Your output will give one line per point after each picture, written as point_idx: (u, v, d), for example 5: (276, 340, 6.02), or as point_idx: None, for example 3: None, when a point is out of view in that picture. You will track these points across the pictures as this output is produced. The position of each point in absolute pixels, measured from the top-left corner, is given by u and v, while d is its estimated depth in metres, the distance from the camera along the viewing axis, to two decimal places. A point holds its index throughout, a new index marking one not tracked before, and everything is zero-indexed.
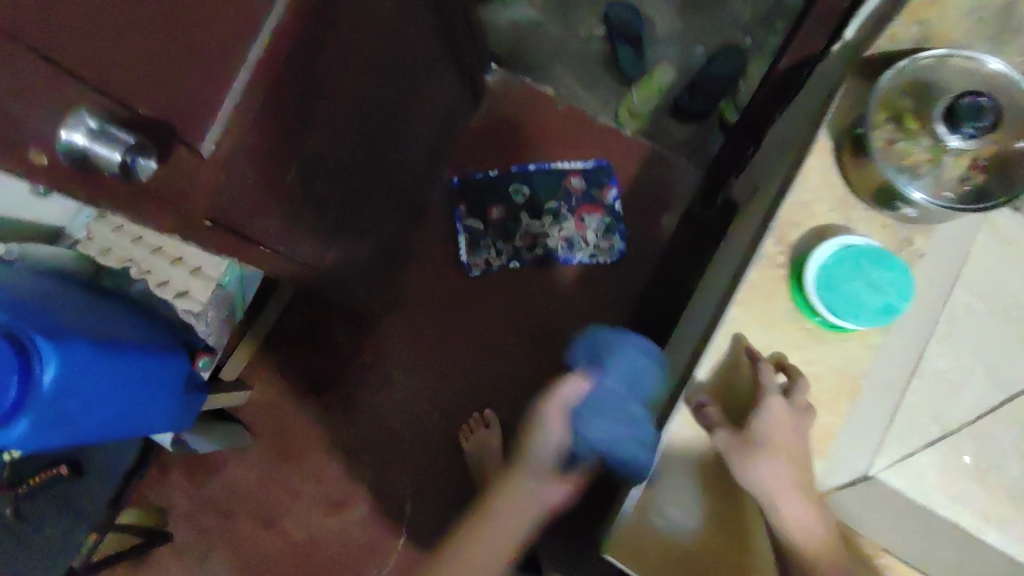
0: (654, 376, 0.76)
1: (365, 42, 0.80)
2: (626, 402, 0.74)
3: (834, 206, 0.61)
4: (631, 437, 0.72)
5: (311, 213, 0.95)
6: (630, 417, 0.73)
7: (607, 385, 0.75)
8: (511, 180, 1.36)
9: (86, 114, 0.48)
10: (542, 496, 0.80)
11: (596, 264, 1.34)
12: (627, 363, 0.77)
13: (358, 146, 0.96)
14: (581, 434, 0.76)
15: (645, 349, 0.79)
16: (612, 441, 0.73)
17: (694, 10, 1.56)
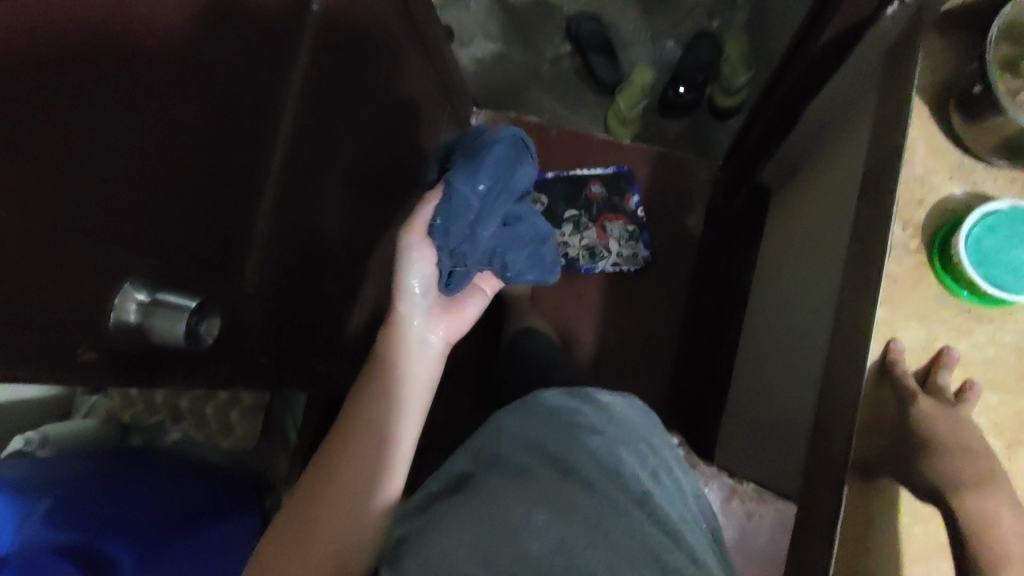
0: (528, 164, 0.66)
1: (351, 110, 0.76)
2: (499, 203, 0.64)
3: (950, 172, 0.55)
4: (524, 247, 0.73)
5: (346, 309, 0.86)
6: (509, 216, 0.70)
7: (478, 188, 0.62)
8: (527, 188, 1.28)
9: (132, 288, 0.44)
10: (430, 334, 0.68)
11: (619, 273, 1.26)
12: (500, 151, 0.63)
13: (371, 219, 0.89)
14: (463, 255, 0.64)
15: (516, 140, 0.65)
16: (507, 244, 0.71)
17: (653, 6, 1.55)
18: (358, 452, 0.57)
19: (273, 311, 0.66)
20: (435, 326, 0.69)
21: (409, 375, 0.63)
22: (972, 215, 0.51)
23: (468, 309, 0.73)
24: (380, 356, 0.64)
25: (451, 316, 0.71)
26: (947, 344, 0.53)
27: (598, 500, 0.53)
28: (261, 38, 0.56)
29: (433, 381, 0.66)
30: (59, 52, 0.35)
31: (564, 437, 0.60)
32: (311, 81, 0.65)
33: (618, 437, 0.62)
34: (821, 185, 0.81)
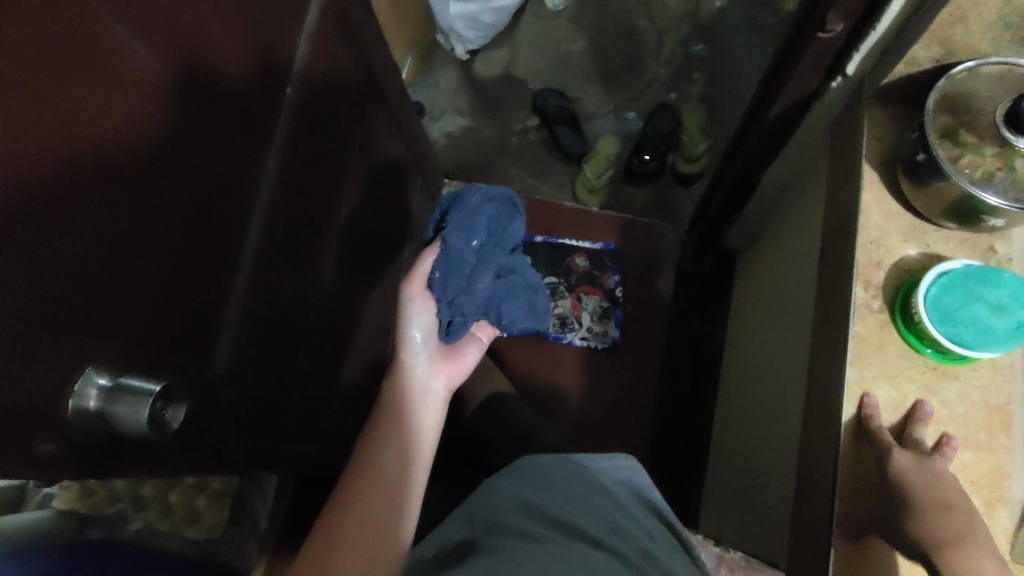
0: (518, 221, 0.74)
1: (326, 188, 0.78)
2: (493, 256, 0.72)
3: (902, 233, 0.58)
4: (524, 296, 0.75)
5: (322, 383, 0.85)
6: (503, 267, 0.73)
7: (470, 242, 0.71)
8: None
9: (94, 374, 0.43)
10: (432, 381, 0.73)
11: (588, 348, 1.25)
12: (489, 207, 0.73)
13: (345, 290, 0.88)
14: (460, 304, 0.70)
15: (506, 199, 0.74)
16: (506, 293, 0.73)
17: (614, 83, 1.64)
18: (363, 501, 0.60)
19: (246, 390, 0.64)
20: (436, 373, 0.74)
21: (413, 420, 0.68)
22: (927, 275, 0.53)
23: (467, 356, 0.78)
24: (382, 408, 0.68)
25: (451, 364, 0.76)
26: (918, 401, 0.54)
27: (604, 560, 0.52)
28: (239, 122, 0.58)
29: (435, 428, 0.70)
30: (23, 140, 0.35)
31: (568, 496, 0.60)
32: (288, 167, 0.67)
33: (613, 493, 0.62)
34: (783, 248, 0.84)
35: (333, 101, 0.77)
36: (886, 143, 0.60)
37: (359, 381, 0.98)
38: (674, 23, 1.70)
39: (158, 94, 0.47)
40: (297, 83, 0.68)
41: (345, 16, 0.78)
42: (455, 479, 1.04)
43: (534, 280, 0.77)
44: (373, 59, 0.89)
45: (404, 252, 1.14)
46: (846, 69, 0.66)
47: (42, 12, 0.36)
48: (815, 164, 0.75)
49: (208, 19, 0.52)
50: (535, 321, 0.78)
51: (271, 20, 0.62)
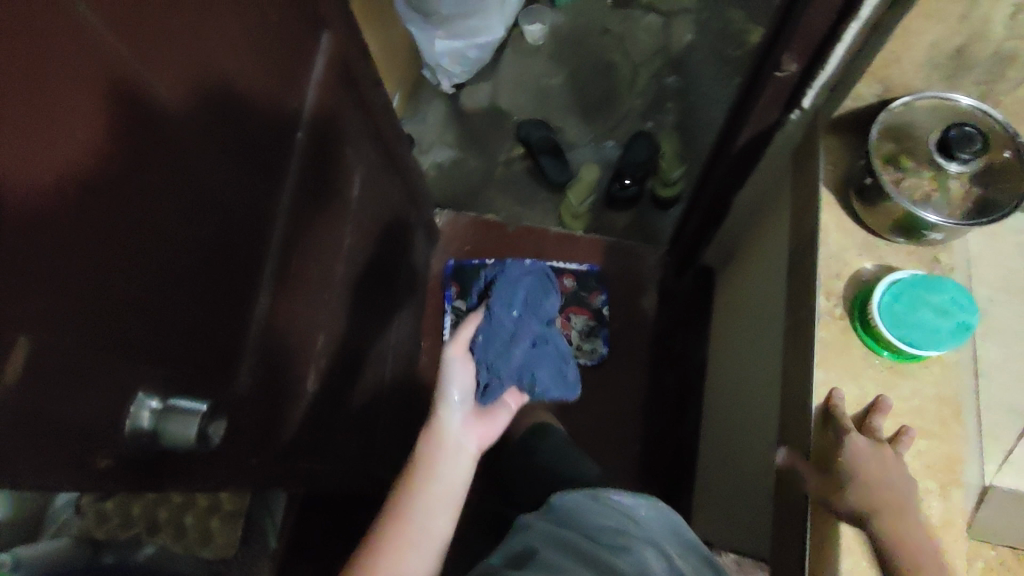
0: (553, 298, 0.86)
1: (331, 220, 0.83)
2: (529, 325, 0.82)
3: (857, 248, 0.65)
4: (557, 366, 0.83)
5: (329, 406, 0.89)
6: (537, 337, 0.83)
7: (508, 310, 0.82)
8: None
9: (145, 397, 0.48)
10: (466, 441, 0.71)
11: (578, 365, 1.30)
12: (526, 283, 0.85)
13: (349, 317, 0.93)
14: (497, 365, 0.78)
15: (542, 279, 0.86)
16: (537, 359, 0.81)
17: (593, 113, 1.73)
18: (382, 558, 0.59)
19: (264, 411, 0.69)
20: (470, 433, 0.71)
21: (438, 486, 0.65)
22: (880, 285, 0.60)
23: (500, 417, 0.75)
24: (414, 469, 0.66)
25: (486, 422, 0.74)
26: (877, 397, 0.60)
27: None
28: (257, 164, 0.64)
29: (461, 492, 0.66)
30: (76, 187, 0.41)
31: (594, 538, 0.65)
32: (300, 203, 0.73)
33: (640, 536, 0.67)
34: (756, 265, 0.91)
35: (336, 141, 0.83)
36: (839, 168, 0.68)
37: (361, 404, 1.03)
38: (647, 56, 1.80)
39: (188, 144, 0.53)
40: (304, 127, 0.74)
41: (346, 63, 0.85)
42: None
43: (566, 354, 0.85)
44: (370, 102, 0.96)
45: (400, 280, 1.19)
46: (803, 102, 0.74)
47: (92, 80, 0.42)
48: (780, 187, 0.83)
49: (228, 73, 0.58)
50: (566, 391, 0.83)
51: (282, 71, 0.68)
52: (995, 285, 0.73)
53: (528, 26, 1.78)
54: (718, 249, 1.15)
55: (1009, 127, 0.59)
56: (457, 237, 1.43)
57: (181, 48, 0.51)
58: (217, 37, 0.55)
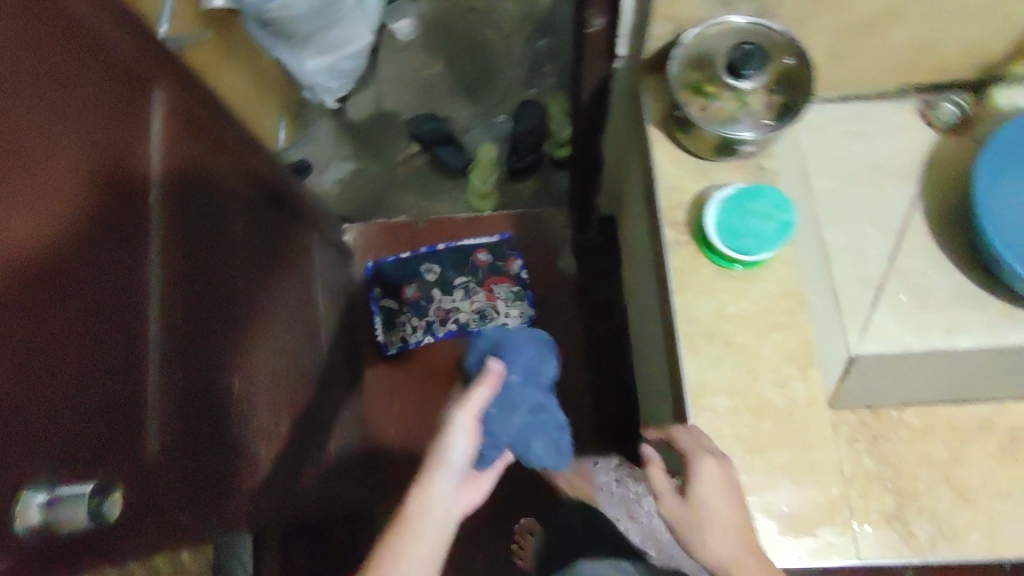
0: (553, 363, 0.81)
1: (223, 270, 0.86)
2: (532, 395, 0.76)
3: (690, 174, 0.69)
4: (555, 439, 0.78)
5: (266, 442, 0.92)
6: (536, 405, 0.76)
7: (515, 380, 0.75)
8: (421, 260, 1.39)
9: (30, 494, 0.51)
10: (453, 506, 0.68)
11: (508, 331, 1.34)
12: (532, 351, 0.79)
13: (266, 353, 0.96)
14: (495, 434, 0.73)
15: (546, 344, 0.82)
16: (535, 428, 0.76)
17: (476, 94, 1.75)
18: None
19: (180, 475, 0.71)
20: (458, 499, 0.69)
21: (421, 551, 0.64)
22: (711, 205, 0.64)
23: (483, 480, 0.74)
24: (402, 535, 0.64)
25: (467, 488, 0.71)
26: (727, 307, 0.65)
27: None
28: (129, 243, 0.66)
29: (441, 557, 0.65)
30: None
31: None
32: (183, 265, 0.76)
33: None
34: (632, 206, 0.95)
35: (199, 192, 0.83)
36: (660, 105, 0.72)
37: (303, 436, 1.05)
38: (516, 25, 1.82)
39: (22, 252, 0.52)
40: (158, 188, 0.73)
41: (198, 117, 0.86)
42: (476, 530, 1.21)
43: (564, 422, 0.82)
44: (227, 144, 0.95)
45: (315, 303, 1.21)
46: (620, 51, 0.77)
47: None
48: (629, 131, 0.87)
49: (75, 170, 0.59)
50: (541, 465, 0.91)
51: (116, 140, 0.66)
52: (826, 174, 0.80)
53: (393, 24, 1.81)
54: (608, 199, 1.20)
55: (786, 34, 0.63)
56: (371, 246, 1.45)
57: (17, 159, 0.53)
58: (26, 134, 0.54)
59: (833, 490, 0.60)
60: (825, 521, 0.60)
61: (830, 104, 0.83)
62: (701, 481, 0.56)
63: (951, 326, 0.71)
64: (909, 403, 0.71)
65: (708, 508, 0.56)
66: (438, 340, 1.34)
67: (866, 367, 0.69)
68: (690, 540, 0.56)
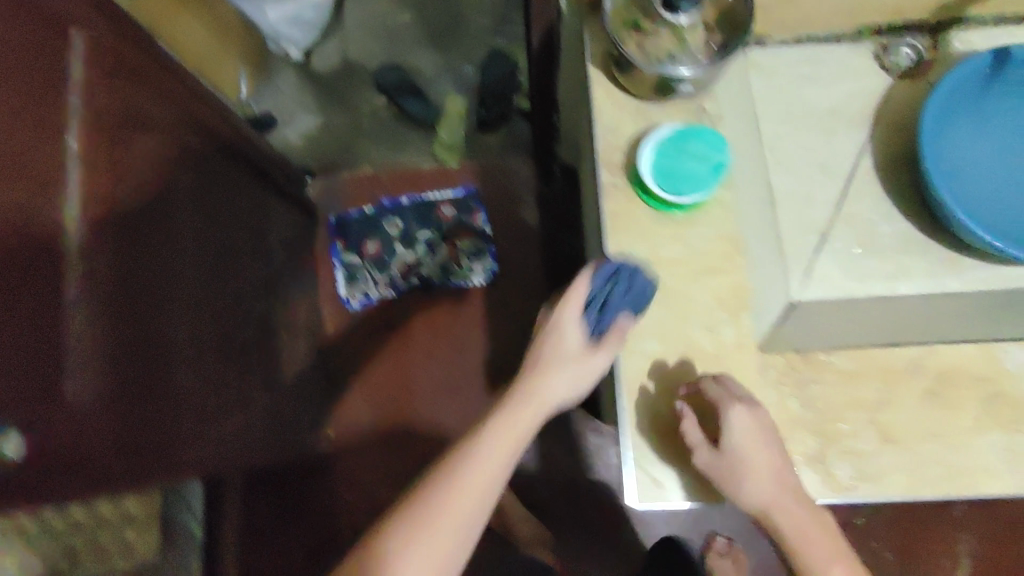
0: None
1: (164, 220, 0.84)
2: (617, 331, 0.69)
3: (629, 116, 0.68)
4: None
5: (212, 394, 0.93)
6: None
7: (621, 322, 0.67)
8: (384, 214, 1.36)
9: None
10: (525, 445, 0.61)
11: (471, 285, 1.32)
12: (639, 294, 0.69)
13: (214, 305, 0.95)
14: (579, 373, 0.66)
15: None
16: None
17: (444, 44, 1.70)
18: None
19: (108, 424, 0.72)
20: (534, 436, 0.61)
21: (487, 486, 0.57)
22: (645, 147, 0.63)
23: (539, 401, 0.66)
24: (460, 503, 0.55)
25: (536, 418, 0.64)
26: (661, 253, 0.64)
27: None
28: (45, 191, 0.64)
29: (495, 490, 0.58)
30: None
31: None
32: (116, 213, 0.74)
33: None
34: (587, 154, 0.94)
35: (133, 136, 0.80)
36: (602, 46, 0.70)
37: (254, 389, 1.06)
38: None
39: None
40: (81, 132, 0.70)
41: (129, 63, 0.83)
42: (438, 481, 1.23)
43: None
44: (167, 89, 0.92)
45: (273, 260, 1.19)
46: None
47: None
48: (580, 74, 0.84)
49: None
50: None
51: (32, 80, 0.64)
52: (776, 119, 0.78)
53: None
54: (569, 149, 1.18)
55: None
56: (332, 200, 1.42)
57: None
58: None
59: (758, 430, 0.60)
60: (750, 463, 0.59)
61: (782, 47, 0.81)
62: (729, 438, 0.60)
63: (891, 271, 0.70)
64: (845, 348, 0.72)
65: (745, 461, 0.60)
66: (399, 294, 1.33)
67: (807, 311, 0.68)
68: (734, 495, 0.60)
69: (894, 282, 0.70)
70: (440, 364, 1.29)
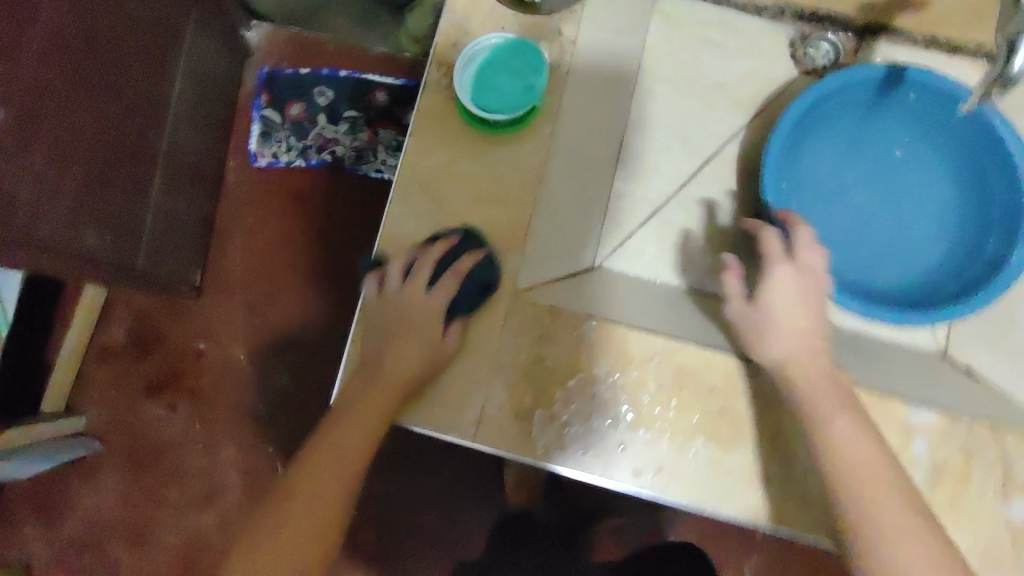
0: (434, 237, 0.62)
1: None
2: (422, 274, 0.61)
3: (480, 19, 0.64)
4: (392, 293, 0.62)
5: (43, 195, 0.83)
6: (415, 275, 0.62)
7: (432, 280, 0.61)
8: (317, 82, 1.30)
9: None
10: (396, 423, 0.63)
11: (382, 180, 1.28)
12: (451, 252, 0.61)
13: (70, 105, 0.85)
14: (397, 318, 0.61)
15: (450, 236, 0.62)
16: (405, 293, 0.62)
17: None
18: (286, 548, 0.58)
19: None
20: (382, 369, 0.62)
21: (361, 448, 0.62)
22: (462, 59, 0.61)
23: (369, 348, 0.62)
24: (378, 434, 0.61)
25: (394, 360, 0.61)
26: (453, 173, 0.62)
27: None
28: None
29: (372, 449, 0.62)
30: None
31: None
32: None
33: None
34: None
35: None
36: None
37: (107, 209, 0.97)
38: None
39: None
40: None
41: None
42: (289, 356, 1.23)
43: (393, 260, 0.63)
44: None
45: (168, 90, 1.06)
46: None
47: None
48: None
49: None
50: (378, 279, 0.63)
51: None
52: (662, 76, 0.73)
53: None
54: None
55: None
56: (272, 53, 1.32)
57: None
58: None
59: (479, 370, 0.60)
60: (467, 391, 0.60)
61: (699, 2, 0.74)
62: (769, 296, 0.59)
63: (699, 265, 0.71)
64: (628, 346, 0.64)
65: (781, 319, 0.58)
66: (308, 167, 1.29)
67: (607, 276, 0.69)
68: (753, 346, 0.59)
69: (697, 278, 0.71)
70: (327, 245, 1.27)
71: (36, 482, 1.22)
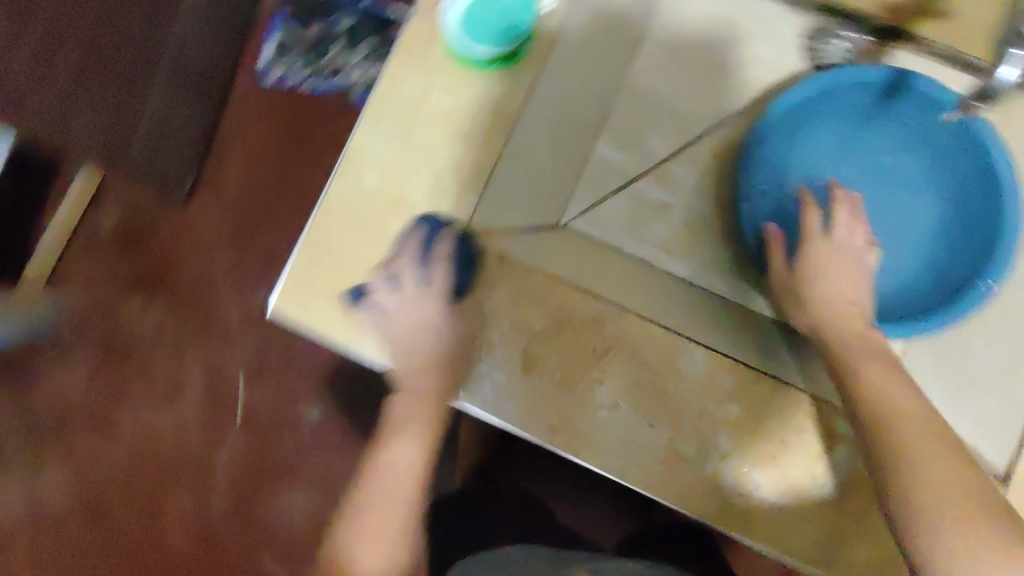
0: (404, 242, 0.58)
1: None
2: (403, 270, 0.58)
3: None
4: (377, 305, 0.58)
5: None
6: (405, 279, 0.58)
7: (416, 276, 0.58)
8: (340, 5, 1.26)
9: None
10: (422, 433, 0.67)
11: None
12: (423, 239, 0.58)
13: None
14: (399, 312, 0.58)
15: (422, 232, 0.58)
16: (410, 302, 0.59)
17: None
18: (381, 545, 0.63)
19: None
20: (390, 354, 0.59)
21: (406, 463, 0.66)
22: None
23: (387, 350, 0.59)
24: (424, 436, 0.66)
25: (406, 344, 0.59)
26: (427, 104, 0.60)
27: None
28: None
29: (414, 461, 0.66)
30: None
31: None
32: None
33: None
34: None
35: None
36: None
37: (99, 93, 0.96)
38: None
39: None
40: None
41: None
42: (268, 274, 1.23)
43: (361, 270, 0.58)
44: None
45: None
46: None
47: None
48: None
49: None
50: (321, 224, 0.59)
51: None
52: (664, 48, 0.72)
53: None
54: None
55: None
56: None
57: None
58: None
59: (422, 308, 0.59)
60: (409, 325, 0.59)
61: None
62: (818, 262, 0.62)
63: (668, 243, 0.71)
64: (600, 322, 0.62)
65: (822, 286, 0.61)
66: (315, 91, 1.27)
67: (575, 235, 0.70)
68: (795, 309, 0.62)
69: (663, 255, 0.71)
70: (323, 170, 1.25)
71: (11, 354, 1.25)
